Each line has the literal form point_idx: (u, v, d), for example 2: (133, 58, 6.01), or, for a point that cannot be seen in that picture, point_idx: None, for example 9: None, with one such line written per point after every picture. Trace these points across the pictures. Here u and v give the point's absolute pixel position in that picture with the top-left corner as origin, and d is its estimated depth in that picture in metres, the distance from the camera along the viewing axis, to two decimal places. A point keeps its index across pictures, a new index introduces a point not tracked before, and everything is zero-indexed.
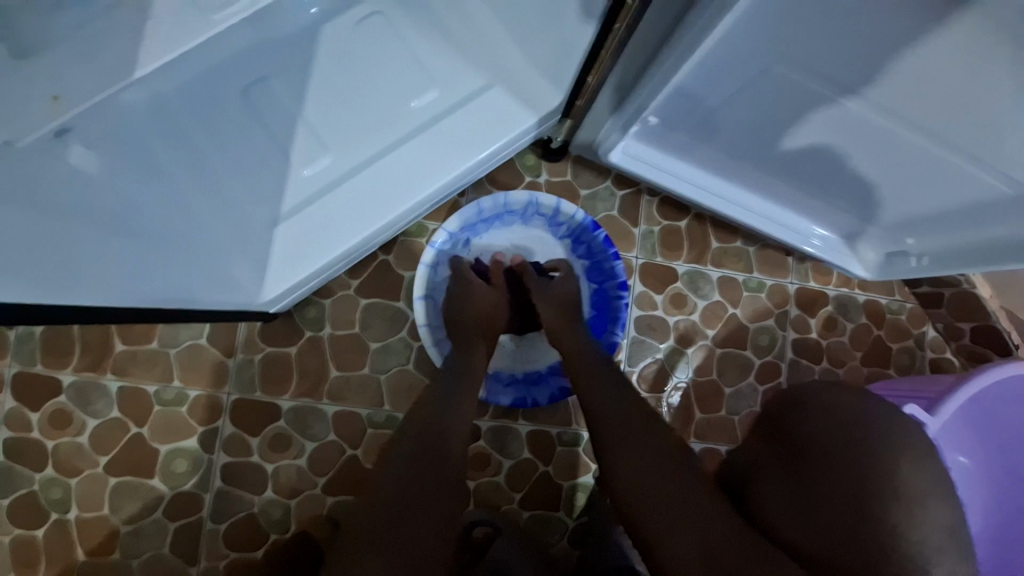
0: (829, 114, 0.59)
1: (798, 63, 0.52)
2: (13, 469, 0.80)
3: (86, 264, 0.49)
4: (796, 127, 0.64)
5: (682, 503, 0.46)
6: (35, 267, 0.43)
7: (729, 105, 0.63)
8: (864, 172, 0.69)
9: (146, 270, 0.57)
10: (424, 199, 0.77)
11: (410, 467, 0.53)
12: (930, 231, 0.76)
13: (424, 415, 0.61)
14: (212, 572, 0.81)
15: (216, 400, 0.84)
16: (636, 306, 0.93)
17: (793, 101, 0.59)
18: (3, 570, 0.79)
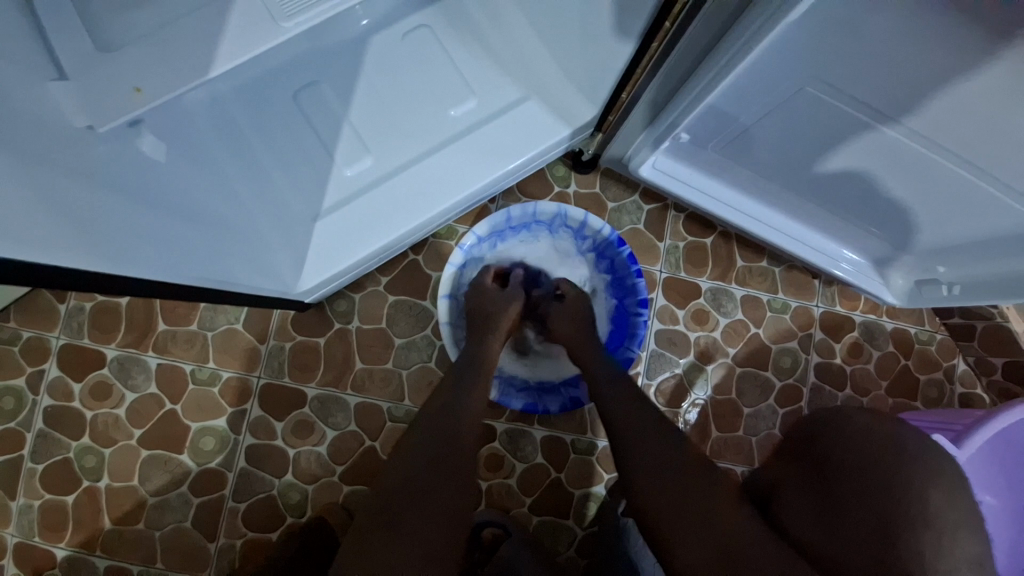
0: (864, 138, 0.60)
1: (834, 87, 0.53)
2: (53, 435, 0.85)
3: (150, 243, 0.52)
4: (829, 149, 0.65)
5: (688, 513, 0.49)
6: (107, 242, 0.46)
7: (761, 124, 0.64)
8: (897, 196, 0.69)
9: (205, 255, 0.60)
10: (457, 202, 0.80)
11: (433, 467, 0.54)
12: (963, 261, 0.75)
13: (445, 408, 0.63)
14: (230, 549, 0.83)
15: (246, 383, 0.87)
16: (657, 320, 0.93)
17: (826, 124, 0.60)
18: (34, 532, 0.83)
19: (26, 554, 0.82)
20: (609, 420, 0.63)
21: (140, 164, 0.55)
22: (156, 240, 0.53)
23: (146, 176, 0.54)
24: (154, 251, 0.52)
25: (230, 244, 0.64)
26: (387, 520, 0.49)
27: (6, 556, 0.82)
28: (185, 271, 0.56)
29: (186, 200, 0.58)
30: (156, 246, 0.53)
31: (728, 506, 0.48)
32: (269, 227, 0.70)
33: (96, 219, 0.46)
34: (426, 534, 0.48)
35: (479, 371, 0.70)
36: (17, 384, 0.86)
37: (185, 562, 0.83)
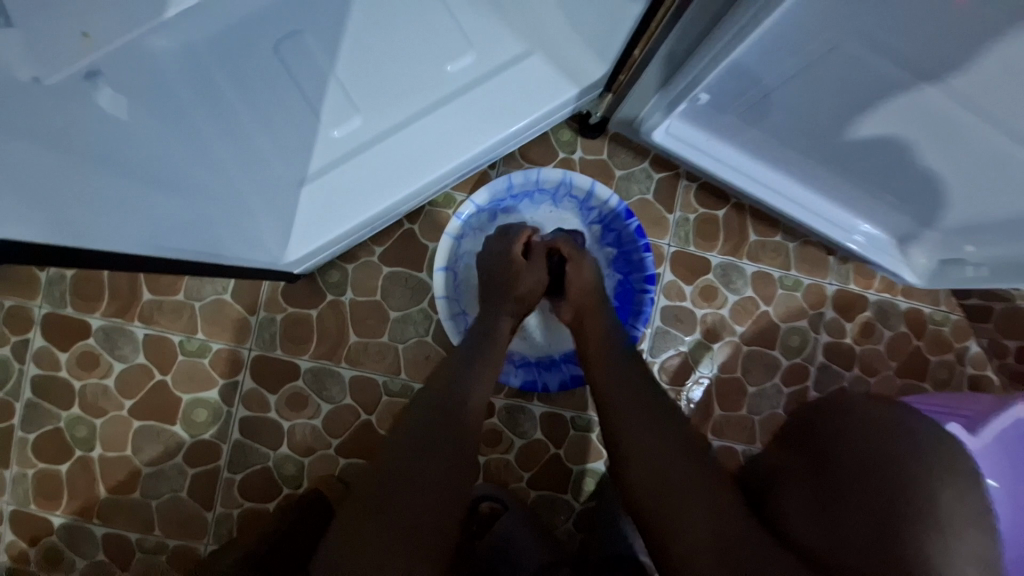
0: (902, 102, 0.54)
1: (875, 40, 0.47)
2: (41, 405, 0.83)
3: (108, 210, 0.47)
4: (859, 114, 0.59)
5: (691, 496, 0.47)
6: (59, 212, 0.42)
7: (787, 87, 0.58)
8: (931, 167, 0.63)
9: (178, 223, 0.56)
10: (454, 167, 0.74)
11: (432, 462, 0.51)
12: (990, 238, 0.70)
13: (448, 385, 0.60)
14: (227, 518, 0.83)
15: (237, 355, 0.85)
16: (663, 296, 0.89)
17: (859, 86, 0.54)
18: (29, 500, 0.83)
19: (22, 522, 0.82)
20: (608, 400, 0.60)
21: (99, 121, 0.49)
22: (119, 206, 0.48)
23: (107, 136, 0.49)
24: (118, 221, 0.48)
25: (205, 211, 0.59)
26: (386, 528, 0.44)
27: (3, 523, 0.82)
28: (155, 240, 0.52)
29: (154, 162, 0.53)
30: (119, 213, 0.48)
31: (726, 496, 0.46)
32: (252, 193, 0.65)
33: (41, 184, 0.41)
34: (418, 511, 0.46)
35: (478, 344, 0.67)
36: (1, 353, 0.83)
37: (183, 530, 0.83)
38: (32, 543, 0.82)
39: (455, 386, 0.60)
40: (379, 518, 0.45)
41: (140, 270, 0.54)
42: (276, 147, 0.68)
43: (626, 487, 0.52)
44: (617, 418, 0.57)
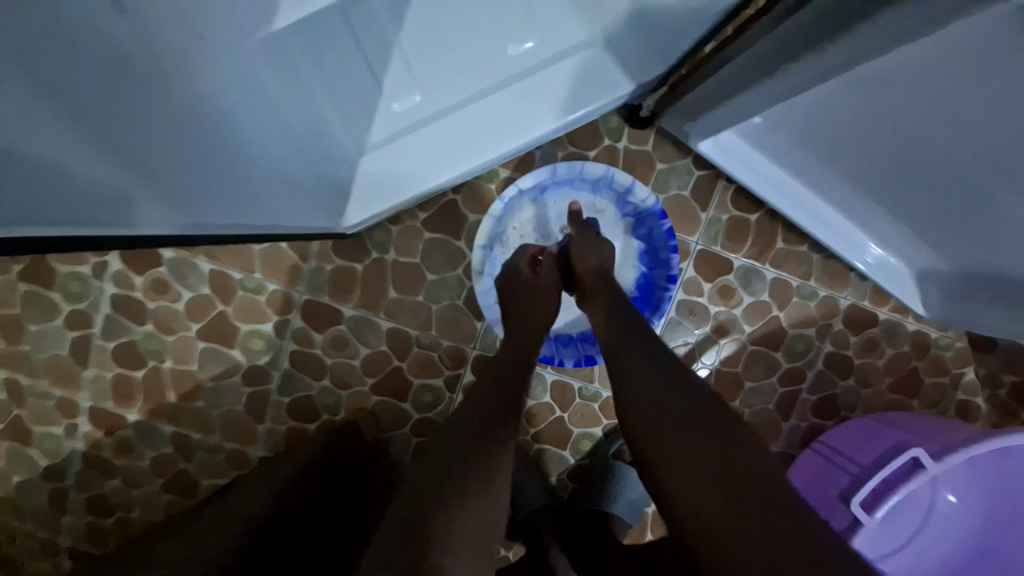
0: (943, 165, 0.59)
1: (925, 103, 0.52)
2: (119, 319, 0.96)
3: (202, 191, 0.56)
4: (902, 163, 0.63)
5: (693, 436, 0.47)
6: (164, 192, 0.52)
7: (848, 126, 0.62)
8: (949, 220, 0.68)
9: (274, 207, 0.67)
10: (505, 152, 0.78)
11: (470, 430, 0.52)
12: (981, 297, 0.79)
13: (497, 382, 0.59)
14: (275, 431, 0.98)
15: (289, 296, 0.95)
16: (682, 290, 0.94)
17: (906, 135, 0.58)
18: (106, 398, 0.97)
19: (102, 414, 0.97)
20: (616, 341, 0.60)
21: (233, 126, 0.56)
22: (233, 196, 0.61)
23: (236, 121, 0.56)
24: (209, 203, 0.58)
25: (292, 182, 0.68)
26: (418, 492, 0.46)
27: (82, 414, 0.97)
28: (245, 224, 0.65)
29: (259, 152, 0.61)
30: (230, 201, 0.61)
31: (734, 447, 0.46)
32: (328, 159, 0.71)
33: (183, 182, 0.53)
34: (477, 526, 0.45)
35: (521, 318, 0.70)
36: (83, 271, 0.95)
37: (237, 436, 0.98)
38: (107, 433, 0.98)
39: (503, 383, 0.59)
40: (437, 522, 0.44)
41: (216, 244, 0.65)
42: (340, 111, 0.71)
43: (626, 416, 0.53)
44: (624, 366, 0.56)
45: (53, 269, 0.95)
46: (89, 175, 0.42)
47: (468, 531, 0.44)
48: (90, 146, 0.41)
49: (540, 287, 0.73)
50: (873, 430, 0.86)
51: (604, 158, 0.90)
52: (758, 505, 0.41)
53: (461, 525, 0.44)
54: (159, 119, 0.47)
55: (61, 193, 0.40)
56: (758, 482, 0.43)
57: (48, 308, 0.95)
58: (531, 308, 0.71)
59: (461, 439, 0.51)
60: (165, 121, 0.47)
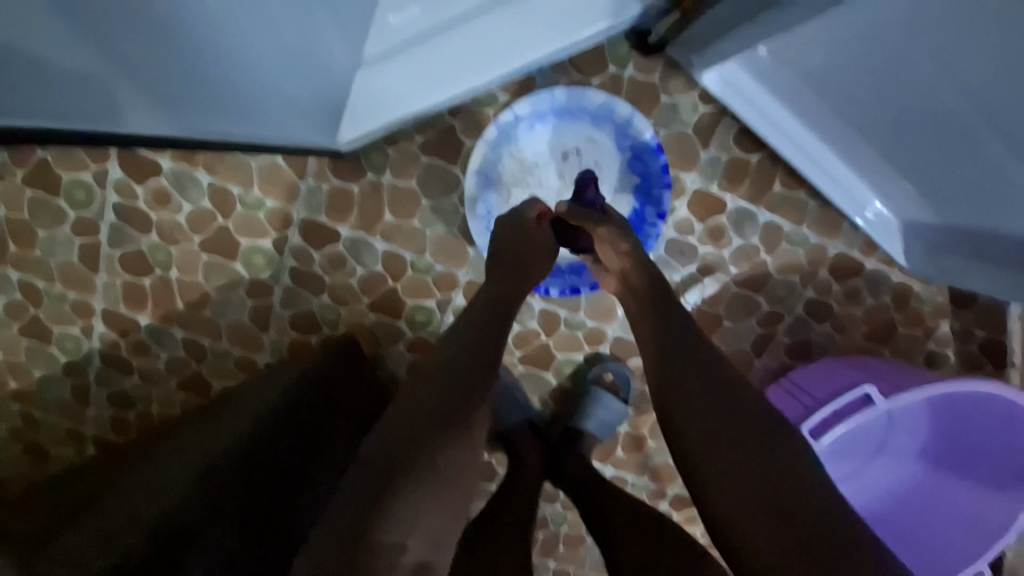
0: (936, 105, 0.61)
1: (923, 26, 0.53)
2: (124, 228, 1.00)
3: (201, 104, 0.59)
4: (902, 103, 0.64)
5: (742, 459, 0.49)
6: (166, 100, 0.55)
7: (851, 62, 0.63)
8: (945, 170, 0.69)
9: (266, 118, 0.68)
10: (499, 75, 0.78)
11: (426, 416, 0.50)
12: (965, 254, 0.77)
13: (448, 367, 0.55)
14: (279, 341, 1.05)
15: (287, 214, 0.97)
16: (673, 229, 0.94)
17: (906, 68, 0.59)
18: (118, 303, 1.03)
19: (116, 317, 1.04)
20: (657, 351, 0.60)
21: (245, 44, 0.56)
22: (224, 101, 0.62)
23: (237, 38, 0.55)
24: (204, 112, 0.61)
25: (299, 99, 0.69)
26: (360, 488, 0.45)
27: (97, 316, 1.04)
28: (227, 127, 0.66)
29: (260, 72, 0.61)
30: (218, 106, 0.62)
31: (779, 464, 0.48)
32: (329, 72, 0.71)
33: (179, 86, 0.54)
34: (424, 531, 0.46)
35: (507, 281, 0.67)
36: (87, 178, 0.97)
37: (244, 344, 1.05)
38: (122, 335, 1.05)
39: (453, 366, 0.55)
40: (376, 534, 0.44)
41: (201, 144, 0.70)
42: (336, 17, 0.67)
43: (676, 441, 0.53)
44: (672, 364, 0.57)
45: (58, 175, 0.97)
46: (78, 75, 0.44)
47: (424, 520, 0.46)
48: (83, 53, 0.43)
49: (535, 253, 0.71)
50: (827, 371, 0.92)
51: (608, 86, 0.87)
52: (809, 522, 0.44)
53: (416, 518, 0.46)
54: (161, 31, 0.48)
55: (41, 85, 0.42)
56: (805, 502, 0.46)
57: (56, 215, 0.99)
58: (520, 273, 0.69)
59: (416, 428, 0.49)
60: (170, 44, 0.49)
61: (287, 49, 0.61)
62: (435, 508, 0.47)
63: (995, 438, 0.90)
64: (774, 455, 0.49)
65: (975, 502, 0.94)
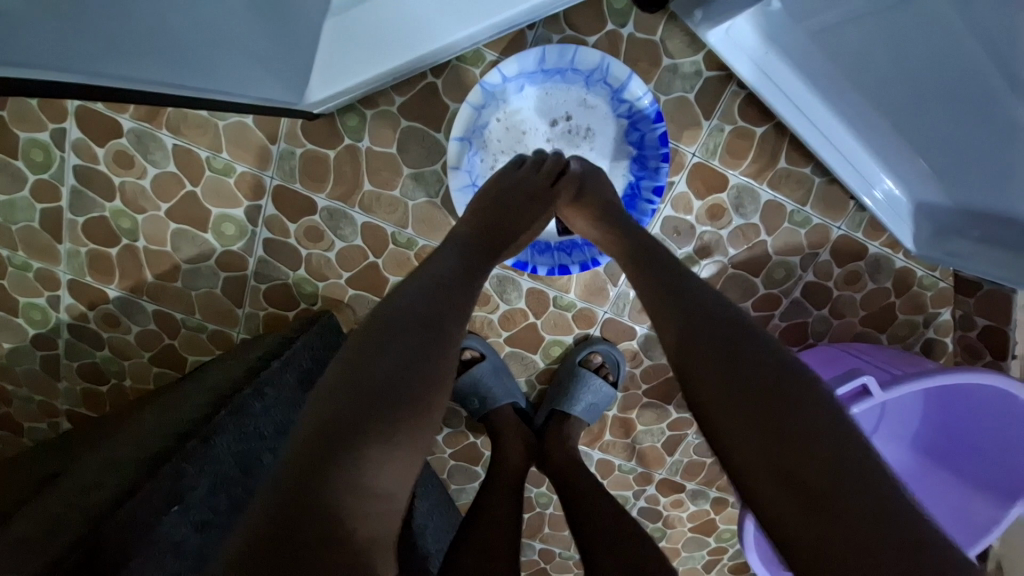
0: (955, 75, 0.55)
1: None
2: (85, 193, 0.93)
3: (169, 60, 0.52)
4: (917, 71, 0.58)
5: (752, 429, 0.45)
6: (135, 59, 0.48)
7: (862, 21, 0.57)
8: (963, 150, 0.63)
9: (224, 74, 0.60)
10: (488, 27, 0.72)
11: (371, 379, 0.46)
12: (971, 237, 0.73)
13: (414, 319, 0.51)
14: (255, 315, 1.00)
15: (260, 180, 0.91)
16: (670, 206, 0.89)
17: (928, 38, 0.53)
18: (84, 273, 0.98)
19: (81, 288, 0.99)
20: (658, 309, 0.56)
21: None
22: (180, 60, 0.53)
23: None
24: (174, 71, 0.54)
25: (268, 47, 0.62)
26: (304, 455, 0.42)
27: (61, 287, 0.98)
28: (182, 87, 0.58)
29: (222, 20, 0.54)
30: (184, 61, 0.54)
31: (800, 432, 0.44)
32: (301, 18, 0.64)
33: (114, 43, 0.45)
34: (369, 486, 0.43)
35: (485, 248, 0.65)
36: (42, 137, 0.90)
37: (218, 318, 1.01)
38: (90, 307, 1.00)
39: (411, 317, 0.51)
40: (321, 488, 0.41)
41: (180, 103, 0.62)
42: None
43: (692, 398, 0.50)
44: (681, 312, 0.54)
45: (10, 133, 0.89)
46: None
47: (382, 474, 0.44)
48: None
49: (520, 213, 0.69)
50: (830, 356, 0.90)
51: (605, 46, 0.82)
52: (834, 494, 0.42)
53: (376, 472, 0.44)
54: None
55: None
56: (828, 479, 0.42)
57: (10, 177, 0.92)
58: (494, 233, 0.67)
59: (358, 388, 0.45)
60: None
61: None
62: (384, 470, 0.45)
63: (987, 432, 0.88)
64: (788, 424, 0.45)
65: (961, 497, 0.92)
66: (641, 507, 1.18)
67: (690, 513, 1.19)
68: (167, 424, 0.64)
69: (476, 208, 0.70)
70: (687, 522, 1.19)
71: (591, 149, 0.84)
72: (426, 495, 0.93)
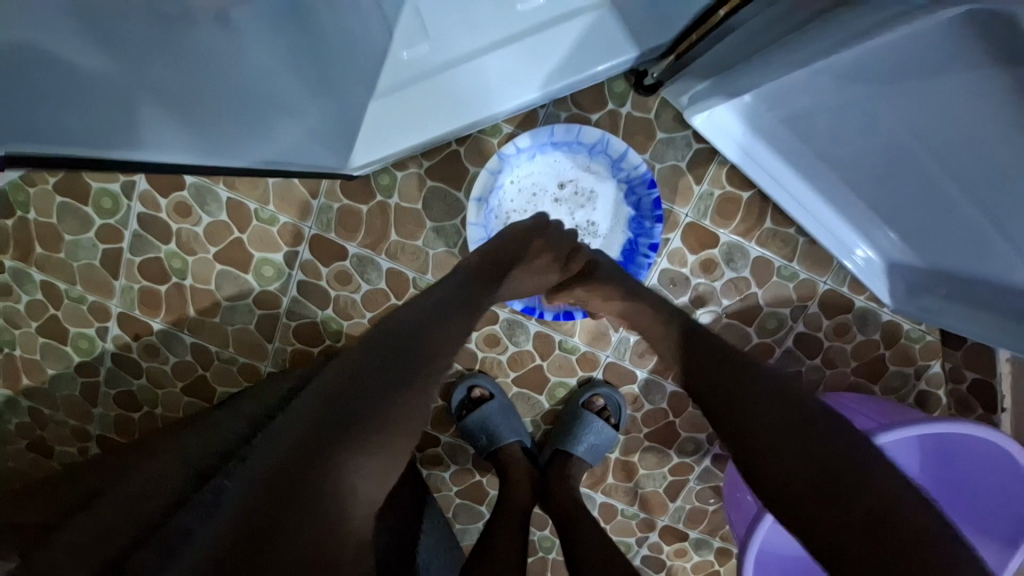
0: (901, 162, 0.64)
1: (900, 99, 0.55)
2: (145, 236, 1.05)
3: (246, 144, 0.65)
4: (870, 155, 0.68)
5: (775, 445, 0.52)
6: (215, 145, 0.61)
7: (818, 113, 0.68)
8: (921, 218, 0.71)
9: (285, 148, 0.72)
10: (507, 108, 0.85)
11: (376, 382, 0.52)
12: (939, 294, 0.81)
13: (411, 335, 0.59)
14: (282, 350, 1.09)
15: (299, 230, 1.03)
16: (666, 259, 0.98)
17: (877, 132, 0.63)
18: (133, 306, 1.08)
19: (130, 320, 1.09)
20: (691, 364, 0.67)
21: (269, 88, 0.60)
22: (250, 137, 0.65)
23: (259, 81, 0.58)
24: (248, 150, 0.67)
25: (324, 127, 0.74)
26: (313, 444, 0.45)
27: (112, 318, 1.09)
28: (248, 156, 0.68)
29: (283, 110, 0.65)
30: (252, 142, 0.66)
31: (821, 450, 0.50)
32: (351, 103, 0.77)
33: (210, 131, 0.58)
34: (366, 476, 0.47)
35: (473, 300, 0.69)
36: (114, 188, 1.04)
37: (249, 351, 1.09)
38: (134, 338, 1.10)
39: (410, 338, 0.59)
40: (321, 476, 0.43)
41: (252, 172, 0.74)
42: (367, 46, 0.73)
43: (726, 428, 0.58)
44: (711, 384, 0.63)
45: (87, 184, 1.03)
46: (117, 105, 0.43)
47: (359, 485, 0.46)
48: (134, 79, 0.43)
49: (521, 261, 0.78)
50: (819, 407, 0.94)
51: (606, 122, 0.94)
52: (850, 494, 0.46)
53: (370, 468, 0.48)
54: (203, 64, 0.49)
55: (92, 113, 0.41)
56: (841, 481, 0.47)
57: (83, 221, 1.05)
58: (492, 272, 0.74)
59: (364, 390, 0.51)
60: (229, 101, 0.56)
61: (317, 93, 0.68)
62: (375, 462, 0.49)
63: (983, 485, 0.90)
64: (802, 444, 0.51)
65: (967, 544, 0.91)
66: (644, 556, 1.18)
67: (693, 563, 1.18)
68: (202, 453, 0.71)
69: (480, 257, 0.77)
70: (691, 573, 1.19)
71: (594, 209, 0.94)
72: (431, 531, 0.97)
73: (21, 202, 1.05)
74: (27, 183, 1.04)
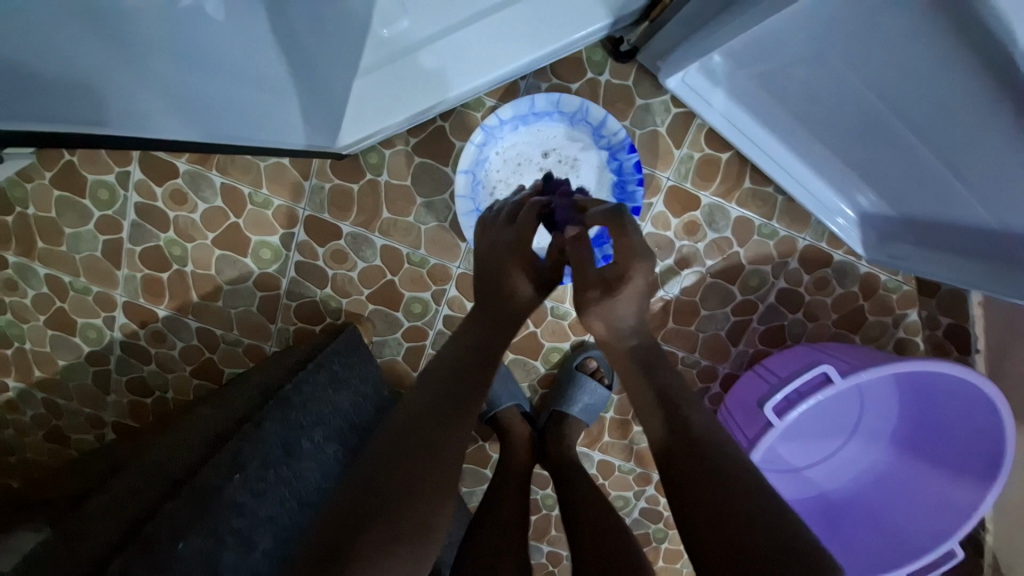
0: (864, 113, 0.66)
1: (857, 56, 0.57)
2: (143, 225, 1.08)
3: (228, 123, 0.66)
4: (837, 108, 0.70)
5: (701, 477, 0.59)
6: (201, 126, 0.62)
7: (788, 70, 0.70)
8: (888, 169, 0.74)
9: (269, 125, 0.73)
10: (489, 79, 0.87)
11: (437, 411, 0.64)
12: (907, 240, 0.85)
13: (465, 355, 0.71)
14: (285, 330, 1.13)
15: (293, 212, 1.06)
16: (650, 223, 1.01)
17: (841, 86, 0.64)
18: (138, 295, 1.12)
19: (136, 308, 1.12)
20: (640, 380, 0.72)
21: None
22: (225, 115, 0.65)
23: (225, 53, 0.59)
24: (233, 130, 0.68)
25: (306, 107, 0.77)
26: (370, 493, 0.55)
27: (118, 308, 1.12)
28: (236, 137, 0.70)
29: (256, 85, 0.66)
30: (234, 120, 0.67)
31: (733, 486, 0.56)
32: (332, 83, 0.79)
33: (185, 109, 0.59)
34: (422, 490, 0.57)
35: (494, 309, 0.74)
36: (109, 179, 1.06)
37: (254, 331, 1.13)
38: (141, 325, 1.13)
39: (457, 360, 0.70)
40: (381, 508, 0.54)
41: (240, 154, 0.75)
42: (344, 26, 0.75)
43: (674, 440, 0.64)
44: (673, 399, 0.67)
45: (82, 176, 1.06)
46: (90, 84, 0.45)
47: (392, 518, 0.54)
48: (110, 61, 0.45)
49: None
50: (800, 354, 0.98)
51: (586, 90, 0.97)
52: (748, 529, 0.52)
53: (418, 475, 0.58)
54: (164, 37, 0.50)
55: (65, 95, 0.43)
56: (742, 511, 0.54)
57: (82, 213, 1.07)
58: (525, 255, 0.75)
59: (429, 419, 0.63)
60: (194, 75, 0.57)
61: None
62: (424, 504, 0.57)
63: (958, 429, 0.95)
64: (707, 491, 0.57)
65: (941, 486, 0.98)
66: (642, 508, 1.25)
67: None
68: (216, 421, 0.76)
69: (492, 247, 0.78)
70: None
71: (577, 175, 0.97)
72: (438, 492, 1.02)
73: (18, 198, 1.07)
74: (23, 178, 1.06)
